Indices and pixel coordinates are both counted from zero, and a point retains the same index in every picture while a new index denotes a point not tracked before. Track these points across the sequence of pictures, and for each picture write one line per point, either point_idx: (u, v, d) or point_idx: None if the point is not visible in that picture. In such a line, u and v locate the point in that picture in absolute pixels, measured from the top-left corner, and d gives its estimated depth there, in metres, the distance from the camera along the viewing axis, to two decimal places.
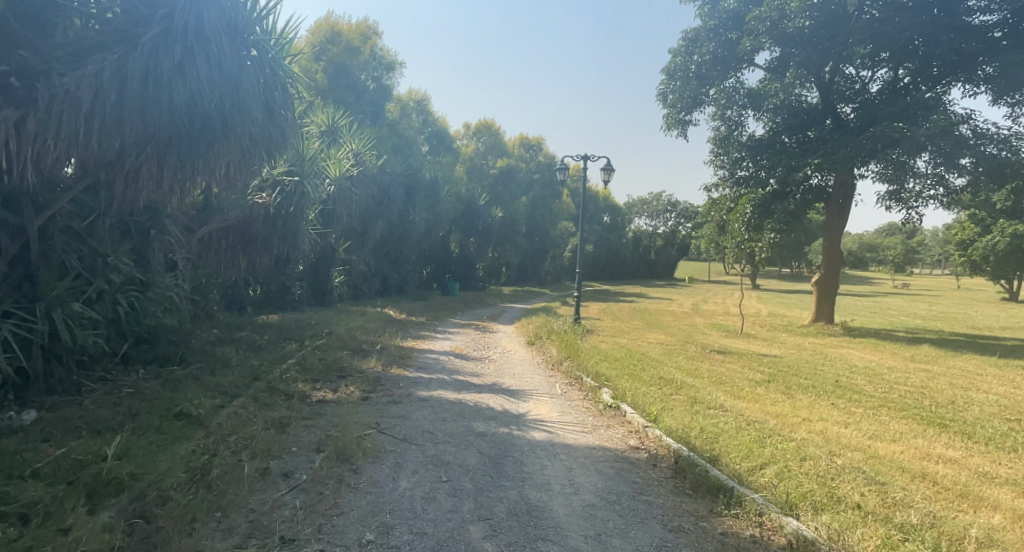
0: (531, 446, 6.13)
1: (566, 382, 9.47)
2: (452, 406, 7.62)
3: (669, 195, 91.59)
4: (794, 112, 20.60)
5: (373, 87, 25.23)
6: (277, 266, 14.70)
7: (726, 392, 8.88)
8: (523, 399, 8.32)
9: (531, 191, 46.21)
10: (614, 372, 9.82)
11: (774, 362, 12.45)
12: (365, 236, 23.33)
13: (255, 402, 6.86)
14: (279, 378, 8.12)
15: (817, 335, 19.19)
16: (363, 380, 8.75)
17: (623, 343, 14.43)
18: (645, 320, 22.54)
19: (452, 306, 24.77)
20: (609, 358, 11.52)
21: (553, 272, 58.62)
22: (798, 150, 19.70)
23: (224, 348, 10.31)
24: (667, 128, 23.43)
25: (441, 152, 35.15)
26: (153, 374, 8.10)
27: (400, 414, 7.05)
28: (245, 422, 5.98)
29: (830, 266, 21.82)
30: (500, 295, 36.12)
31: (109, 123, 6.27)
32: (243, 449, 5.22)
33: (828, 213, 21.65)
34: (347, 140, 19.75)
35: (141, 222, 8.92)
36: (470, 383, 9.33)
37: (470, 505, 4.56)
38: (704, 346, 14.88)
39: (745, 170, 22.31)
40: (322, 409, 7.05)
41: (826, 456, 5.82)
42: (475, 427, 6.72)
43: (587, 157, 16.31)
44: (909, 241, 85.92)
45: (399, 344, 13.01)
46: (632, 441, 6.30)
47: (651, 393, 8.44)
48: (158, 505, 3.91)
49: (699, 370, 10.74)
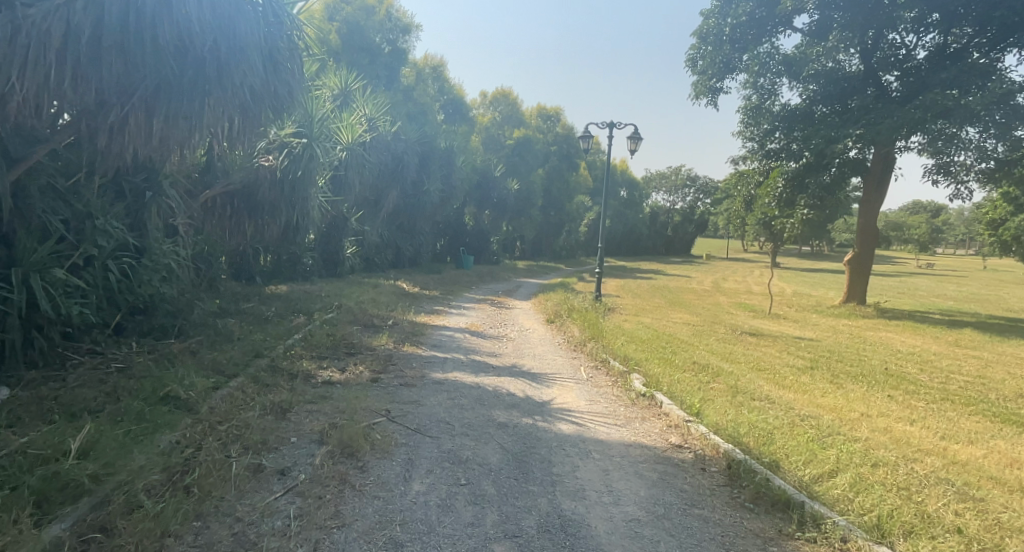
0: (560, 441, 5.43)
1: (592, 365, 8.75)
2: (469, 391, 6.93)
3: (688, 170, 89.57)
4: (833, 80, 19.36)
5: (388, 50, 24.21)
6: (286, 235, 14.03)
7: (768, 381, 8.12)
8: (547, 383, 7.62)
9: (548, 163, 45.06)
10: (644, 356, 9.07)
11: (812, 346, 11.63)
12: (378, 206, 22.59)
13: (255, 382, 6.20)
14: (283, 355, 7.47)
15: (849, 317, 18.27)
16: (373, 359, 8.08)
17: (647, 322, 13.65)
18: (667, 298, 21.74)
19: (466, 280, 24.09)
20: (635, 339, 10.76)
21: (569, 247, 57.69)
22: (838, 121, 18.61)
23: (227, 320, 9.70)
24: (694, 97, 22.35)
25: (456, 121, 34.12)
26: (147, 347, 7.49)
27: (413, 400, 6.38)
28: (240, 408, 5.32)
29: (864, 245, 20.77)
30: (515, 269, 35.41)
31: (86, 64, 5.56)
32: (234, 440, 4.57)
33: (864, 189, 20.51)
34: (360, 104, 18.89)
35: (136, 184, 8.23)
36: (488, 365, 8.64)
37: (493, 516, 3.88)
38: (733, 327, 14.07)
39: (775, 143, 21.51)
40: (328, 392, 6.39)
41: (902, 461, 5.08)
42: (496, 417, 6.04)
43: (612, 124, 15.33)
44: (934, 220, 83.52)
45: (413, 319, 12.34)
46: (674, 439, 5.58)
47: (688, 381, 7.69)
48: (124, 515, 3.28)
49: (734, 355, 9.97)
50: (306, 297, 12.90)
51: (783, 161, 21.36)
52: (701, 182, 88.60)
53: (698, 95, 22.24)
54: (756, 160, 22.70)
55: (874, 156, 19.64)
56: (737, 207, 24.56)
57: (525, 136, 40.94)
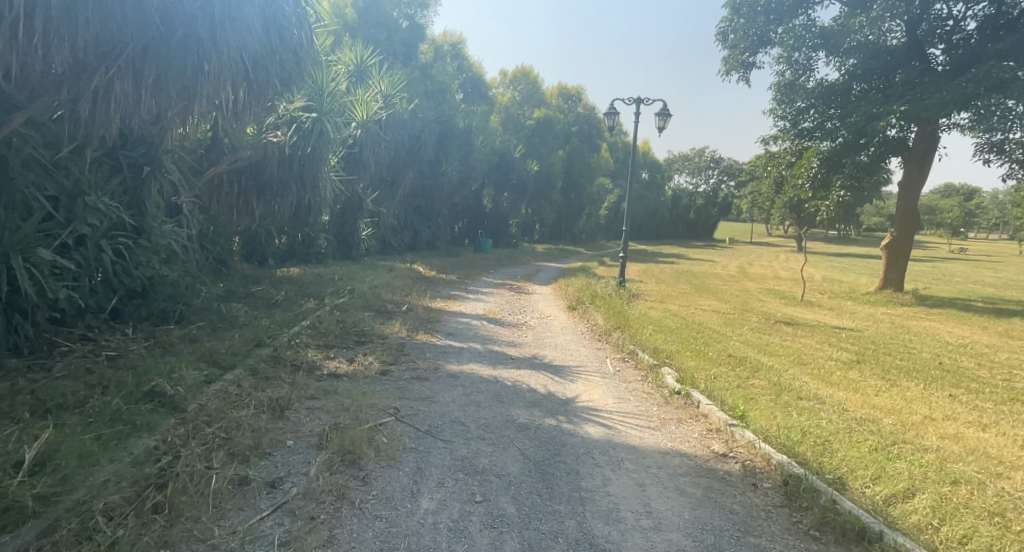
0: (588, 447, 4.82)
1: (619, 357, 8.10)
2: (487, 386, 6.34)
3: (711, 152, 87.55)
4: (875, 53, 18.24)
5: (406, 26, 23.51)
6: (298, 215, 13.52)
7: (813, 377, 7.40)
8: (571, 377, 7.01)
9: (569, 144, 44.05)
10: (675, 347, 8.41)
11: (854, 338, 10.83)
12: (394, 187, 22.03)
13: (253, 375, 5.67)
14: (287, 343, 6.95)
15: (887, 305, 17.33)
16: (384, 349, 7.52)
17: (675, 310, 12.95)
18: (692, 284, 20.95)
19: (484, 263, 23.50)
20: (664, 328, 10.08)
21: (589, 230, 56.78)
22: (880, 97, 17.56)
23: (233, 304, 9.24)
24: (724, 73, 21.38)
25: (475, 100, 33.32)
26: (144, 333, 7.02)
27: (425, 396, 5.81)
28: (233, 405, 4.79)
29: (903, 229, 19.71)
30: (534, 253, 34.74)
31: (60, 16, 5.04)
32: (221, 443, 4.06)
33: (905, 169, 19.39)
34: (375, 81, 18.25)
35: (133, 158, 7.72)
36: (507, 356, 8.05)
37: (513, 545, 3.30)
38: (766, 315, 13.30)
39: (809, 121, 20.45)
40: (332, 387, 5.84)
41: (988, 479, 4.42)
42: (516, 418, 5.45)
43: (639, 100, 14.49)
44: (968, 204, 80.77)
45: (428, 305, 11.79)
46: (716, 446, 4.95)
47: (725, 377, 7.03)
48: (79, 543, 2.81)
49: (771, 347, 9.25)
50: (318, 281, 12.40)
51: (818, 140, 20.31)
52: (724, 164, 86.66)
53: (727, 70, 21.20)
54: (788, 140, 21.69)
55: (917, 134, 18.52)
56: (768, 189, 23.53)
57: (545, 116, 39.96)
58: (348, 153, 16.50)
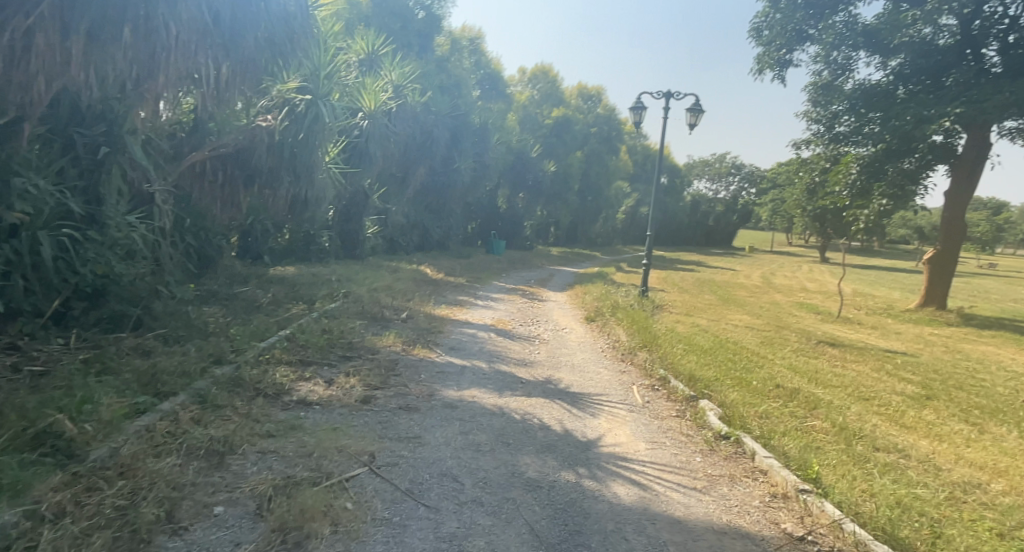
0: (617, 521, 3.64)
1: (647, 384, 6.90)
2: (491, 422, 5.18)
3: (733, 158, 85.69)
4: (923, 53, 16.95)
5: (423, 16, 22.51)
6: (295, 209, 12.46)
7: (884, 418, 6.15)
8: (592, 410, 5.81)
9: (587, 145, 42.74)
10: (713, 374, 7.19)
11: (912, 364, 9.47)
12: (404, 183, 20.98)
13: (198, 403, 4.57)
14: (254, 360, 5.85)
15: (932, 324, 15.93)
16: (372, 368, 6.39)
17: (703, 325, 11.70)
18: (716, 294, 19.69)
19: (497, 266, 22.33)
20: (695, 348, 8.86)
21: (605, 234, 55.56)
22: (930, 98, 16.21)
23: (208, 307, 8.19)
24: (756, 72, 20.37)
25: (492, 98, 32.26)
26: (88, 341, 5.95)
27: (412, 436, 4.66)
28: (155, 449, 3.70)
29: (948, 241, 18.28)
30: (549, 256, 33.52)
31: None
32: (113, 518, 2.97)
33: (953, 177, 17.97)
34: (386, 70, 17.26)
35: (90, 138, 6.70)
36: (516, 378, 6.87)
37: None
38: (805, 333, 12.00)
39: (845, 126, 19.22)
40: (297, 420, 4.72)
41: None
42: (525, 470, 4.29)
43: (669, 94, 13.28)
44: (999, 218, 78.15)
45: (431, 313, 10.63)
46: (787, 525, 3.75)
47: (780, 417, 5.77)
48: None
49: (822, 375, 7.97)
50: (313, 282, 11.32)
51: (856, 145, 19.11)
52: (745, 171, 84.96)
53: (758, 69, 20.16)
54: (821, 145, 20.36)
55: (967, 139, 17.11)
56: (799, 196, 22.12)
57: (564, 116, 38.73)
58: (354, 145, 15.44)
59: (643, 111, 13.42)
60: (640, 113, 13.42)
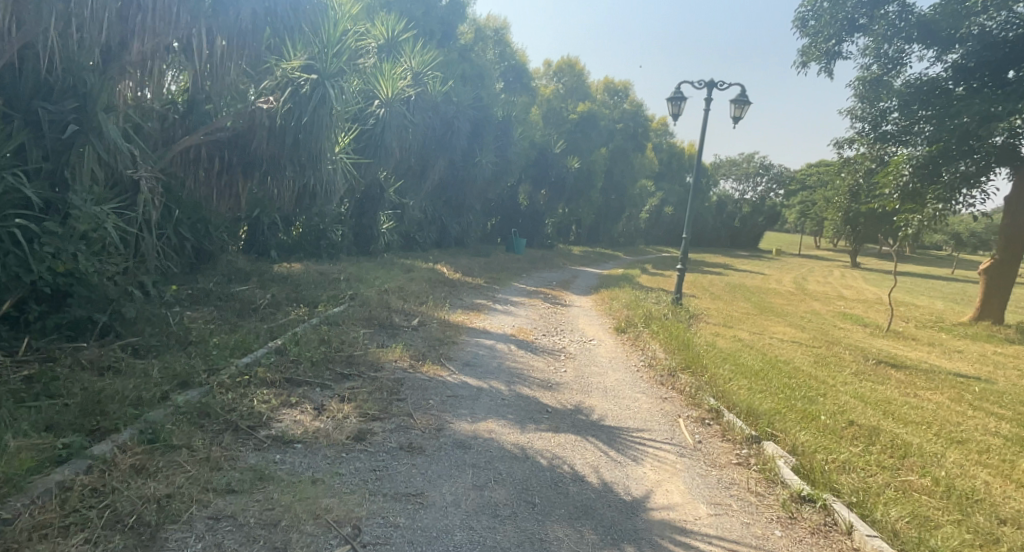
0: None
1: (696, 418, 5.84)
2: (512, 471, 4.18)
3: (760, 158, 83.63)
4: (989, 45, 15.39)
5: (446, 3, 21.53)
6: (303, 202, 11.57)
7: (993, 473, 5.02)
8: (634, 454, 4.77)
9: (612, 141, 41.46)
10: (773, 406, 6.10)
11: (994, 394, 8.26)
12: (422, 177, 20.05)
13: (147, 443, 3.65)
14: (232, 381, 4.92)
15: (992, 341, 14.57)
16: (372, 392, 5.42)
17: (745, 339, 10.54)
18: (751, 302, 18.47)
19: (517, 266, 21.32)
20: (744, 370, 7.76)
21: (628, 234, 54.26)
22: (997, 94, 14.80)
23: (195, 310, 7.30)
24: (799, 65, 19.19)
25: (516, 90, 31.22)
26: (42, 353, 5.05)
27: (412, 492, 3.68)
28: (66, 522, 2.79)
29: (1007, 251, 16.87)
30: (571, 256, 32.43)
31: None
32: None
33: (1015, 181, 16.52)
34: (405, 57, 16.37)
35: (58, 114, 5.84)
36: (540, 406, 5.85)
37: None
38: (859, 351, 10.80)
39: (893, 124, 17.73)
40: (270, 467, 3.76)
41: None
42: (556, 549, 3.27)
43: (713, 83, 12.16)
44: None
45: (446, 319, 9.64)
46: None
47: (867, 471, 4.69)
48: None
49: (897, 407, 6.83)
50: (319, 282, 10.42)
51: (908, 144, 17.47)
52: (773, 172, 82.93)
53: (801, 58, 19.08)
54: (865, 145, 18.84)
55: None
56: (842, 199, 20.71)
57: (589, 111, 37.53)
58: (369, 136, 14.56)
59: (683, 102, 12.41)
60: (679, 105, 12.43)
